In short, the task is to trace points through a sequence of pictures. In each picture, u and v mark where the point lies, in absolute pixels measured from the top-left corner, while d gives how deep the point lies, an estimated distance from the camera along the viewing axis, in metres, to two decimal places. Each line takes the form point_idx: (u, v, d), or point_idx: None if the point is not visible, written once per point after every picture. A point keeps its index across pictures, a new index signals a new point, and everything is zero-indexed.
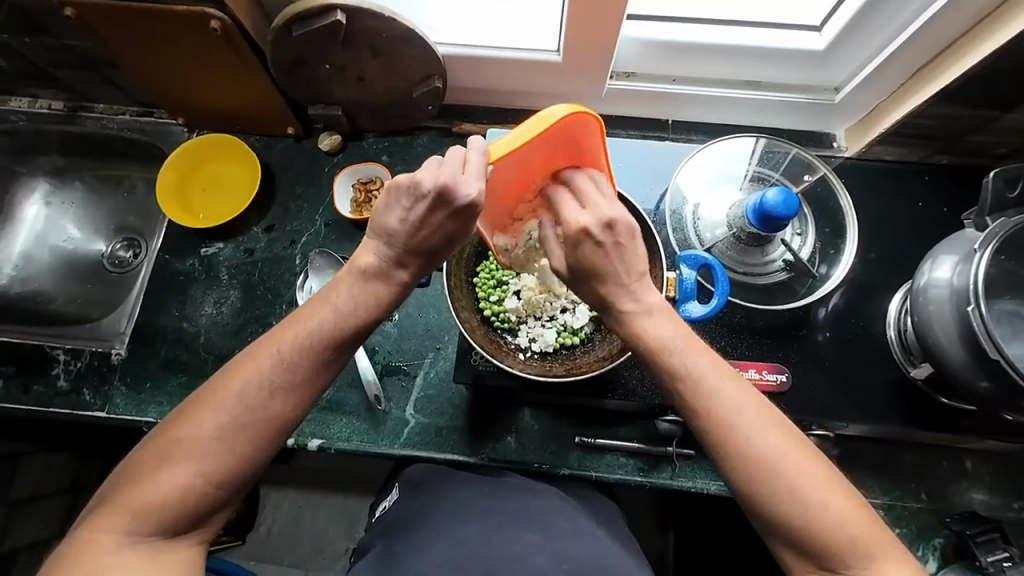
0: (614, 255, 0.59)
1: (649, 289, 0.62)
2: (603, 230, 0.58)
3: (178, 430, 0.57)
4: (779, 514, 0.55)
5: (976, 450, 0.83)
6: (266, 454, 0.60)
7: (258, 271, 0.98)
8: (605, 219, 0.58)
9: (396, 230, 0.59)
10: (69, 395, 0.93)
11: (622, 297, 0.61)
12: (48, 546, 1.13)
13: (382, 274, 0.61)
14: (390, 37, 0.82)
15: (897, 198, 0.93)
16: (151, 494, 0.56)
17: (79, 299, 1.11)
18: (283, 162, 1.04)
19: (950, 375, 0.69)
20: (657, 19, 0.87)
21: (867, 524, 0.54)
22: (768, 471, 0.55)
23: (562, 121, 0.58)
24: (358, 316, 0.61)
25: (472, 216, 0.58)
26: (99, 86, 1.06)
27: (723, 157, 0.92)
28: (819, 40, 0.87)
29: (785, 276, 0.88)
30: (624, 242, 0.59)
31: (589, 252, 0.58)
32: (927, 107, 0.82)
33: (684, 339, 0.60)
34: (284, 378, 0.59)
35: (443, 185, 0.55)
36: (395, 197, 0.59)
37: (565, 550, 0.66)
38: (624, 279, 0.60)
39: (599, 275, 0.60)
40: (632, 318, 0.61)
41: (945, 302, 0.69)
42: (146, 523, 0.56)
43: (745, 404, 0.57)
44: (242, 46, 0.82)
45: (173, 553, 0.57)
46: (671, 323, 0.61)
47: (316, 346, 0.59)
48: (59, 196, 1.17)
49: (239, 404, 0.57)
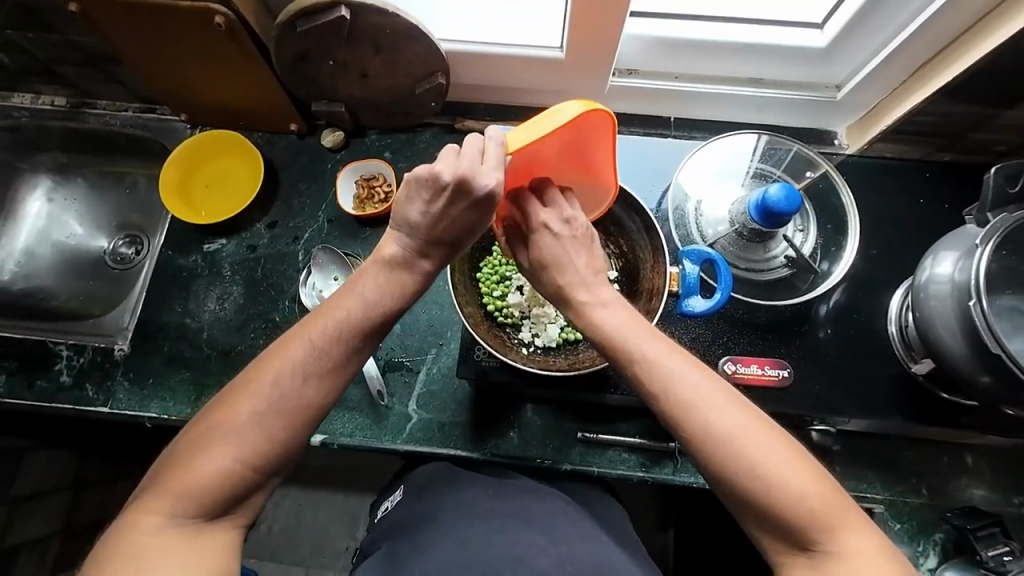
0: (571, 247, 0.63)
1: (604, 283, 0.64)
2: (562, 225, 0.64)
3: (216, 416, 0.59)
4: (743, 493, 0.55)
5: (976, 445, 0.83)
6: (299, 439, 0.61)
7: (261, 267, 0.98)
8: (568, 217, 0.64)
9: (418, 222, 0.60)
10: (72, 390, 0.93)
11: (579, 288, 0.62)
12: (50, 543, 1.13)
13: (406, 263, 0.62)
14: (393, 33, 0.82)
15: (898, 194, 0.93)
16: (192, 478, 0.57)
17: (81, 295, 1.11)
18: (286, 158, 1.04)
19: (952, 369, 0.70)
20: (659, 16, 0.87)
21: (832, 497, 0.55)
22: (726, 452, 0.56)
23: (577, 118, 0.59)
24: (385, 304, 0.62)
25: (492, 205, 0.58)
26: (102, 82, 1.06)
27: (726, 154, 0.92)
28: (821, 38, 0.87)
29: (786, 273, 0.88)
30: (581, 238, 0.64)
31: (546, 244, 0.63)
32: (929, 104, 0.83)
33: (636, 324, 0.61)
34: (317, 365, 0.60)
35: (461, 177, 0.56)
36: (415, 189, 0.59)
37: (570, 554, 0.65)
38: (581, 271, 0.63)
39: (556, 265, 0.63)
40: (585, 308, 0.62)
41: (947, 298, 0.69)
42: (188, 506, 0.57)
43: (703, 385, 0.58)
44: (246, 42, 0.82)
45: (212, 536, 0.58)
46: (626, 313, 0.62)
47: (346, 334, 0.61)
48: (62, 193, 1.18)
49: (275, 390, 0.59)
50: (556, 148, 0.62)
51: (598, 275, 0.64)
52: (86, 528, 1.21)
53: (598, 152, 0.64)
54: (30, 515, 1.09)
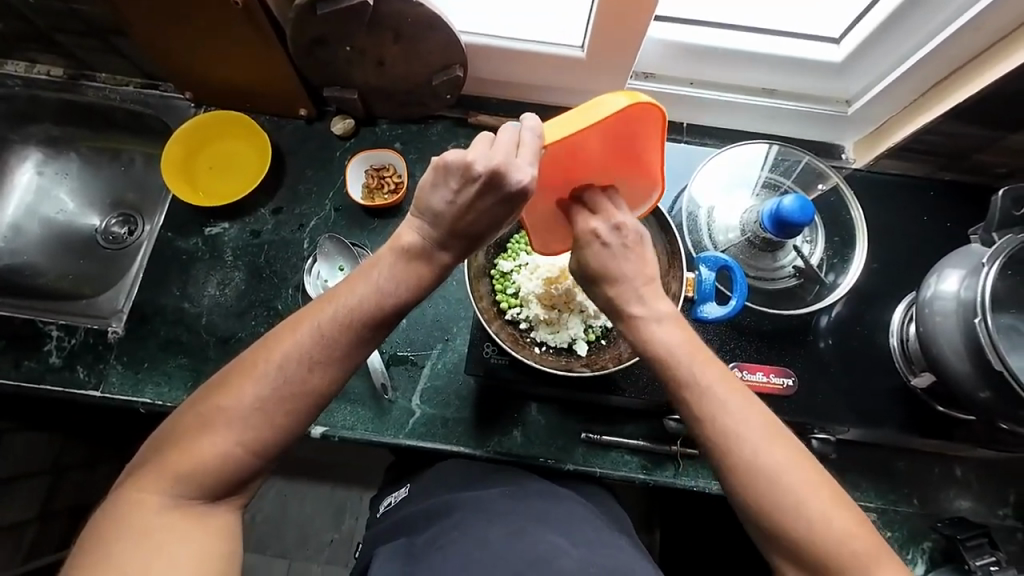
0: (621, 257, 0.64)
1: (658, 297, 0.65)
2: (612, 233, 0.64)
3: (220, 399, 0.58)
4: (782, 531, 0.56)
5: (967, 459, 0.86)
6: (305, 424, 0.60)
7: (264, 253, 0.96)
8: (616, 224, 0.64)
9: (442, 212, 0.60)
10: (62, 372, 0.90)
11: (632, 302, 0.64)
12: (27, 528, 1.09)
13: (425, 254, 0.62)
14: (415, 22, 0.81)
15: (905, 211, 0.95)
16: (194, 459, 0.56)
17: (71, 274, 1.08)
18: (294, 143, 1.02)
19: (953, 385, 0.71)
20: (682, 21, 0.87)
21: (865, 537, 0.56)
22: (761, 477, 0.57)
23: (622, 111, 0.58)
24: (397, 293, 0.61)
25: (522, 200, 0.58)
26: (102, 53, 1.02)
27: (740, 162, 0.93)
28: (837, 52, 0.88)
29: (794, 283, 0.89)
30: (632, 245, 0.64)
31: (599, 254, 0.64)
32: (937, 124, 0.85)
33: (685, 343, 0.62)
34: (323, 353, 0.59)
35: (495, 169, 0.56)
36: (443, 176, 0.59)
37: (594, 558, 0.62)
38: (633, 282, 0.64)
39: (607, 275, 0.64)
40: (641, 322, 0.63)
41: (952, 314, 0.71)
42: (190, 485, 0.57)
43: (749, 414, 0.59)
44: (262, 21, 0.81)
45: (212, 515, 0.58)
46: (680, 332, 0.63)
47: (354, 322, 0.60)
48: (53, 166, 1.14)
49: (280, 376, 0.58)
50: (598, 144, 0.61)
51: (650, 285, 0.64)
52: (65, 514, 1.17)
53: (646, 147, 0.64)
54: (8, 498, 1.05)
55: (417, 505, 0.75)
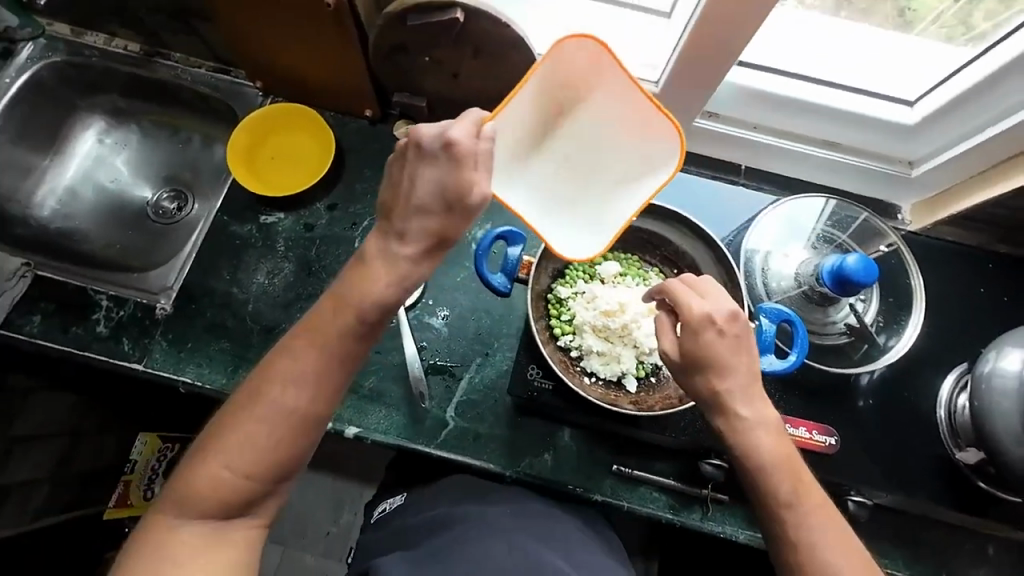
0: (731, 352, 0.61)
1: (764, 401, 0.63)
2: (728, 322, 0.61)
3: (214, 429, 0.59)
4: None
5: (1001, 539, 0.84)
6: (296, 445, 0.60)
7: (316, 247, 0.97)
8: (732, 313, 0.62)
9: (390, 201, 0.60)
10: (108, 342, 0.91)
11: (739, 403, 0.62)
12: (37, 488, 1.04)
13: (381, 248, 0.60)
14: (499, 41, 0.82)
15: (961, 280, 0.95)
16: (193, 487, 0.57)
17: (119, 244, 1.10)
18: (356, 142, 1.04)
19: (1005, 465, 0.70)
20: (758, 67, 0.88)
21: None
22: None
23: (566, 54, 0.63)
24: (363, 303, 0.59)
25: (461, 159, 0.56)
26: (182, 34, 1.04)
27: (799, 212, 0.93)
28: (910, 115, 0.88)
29: (844, 340, 0.89)
30: (740, 336, 0.62)
31: (714, 344, 0.61)
32: (1006, 199, 0.84)
33: (783, 459, 0.61)
34: (299, 374, 0.59)
35: (419, 137, 0.57)
36: (390, 171, 0.61)
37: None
38: (741, 381, 0.62)
39: (715, 367, 0.61)
40: (746, 426, 0.62)
41: (1011, 394, 0.70)
42: (194, 512, 0.58)
43: (845, 549, 0.58)
44: (348, 24, 0.82)
45: (225, 538, 0.59)
46: (782, 446, 0.62)
47: (324, 339, 0.59)
48: (114, 136, 1.16)
49: (263, 401, 0.58)
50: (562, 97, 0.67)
51: (758, 387, 0.63)
52: (76, 480, 1.12)
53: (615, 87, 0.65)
54: (24, 458, 1.02)
55: (422, 514, 0.75)
